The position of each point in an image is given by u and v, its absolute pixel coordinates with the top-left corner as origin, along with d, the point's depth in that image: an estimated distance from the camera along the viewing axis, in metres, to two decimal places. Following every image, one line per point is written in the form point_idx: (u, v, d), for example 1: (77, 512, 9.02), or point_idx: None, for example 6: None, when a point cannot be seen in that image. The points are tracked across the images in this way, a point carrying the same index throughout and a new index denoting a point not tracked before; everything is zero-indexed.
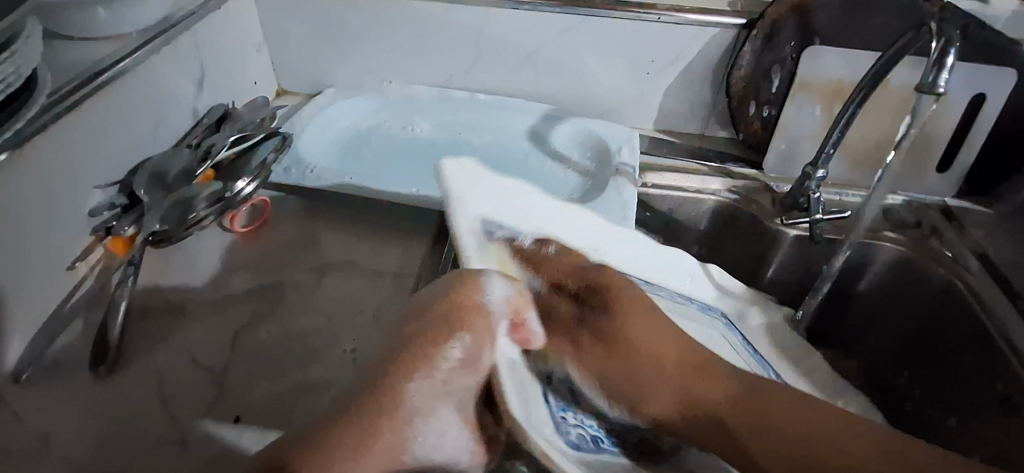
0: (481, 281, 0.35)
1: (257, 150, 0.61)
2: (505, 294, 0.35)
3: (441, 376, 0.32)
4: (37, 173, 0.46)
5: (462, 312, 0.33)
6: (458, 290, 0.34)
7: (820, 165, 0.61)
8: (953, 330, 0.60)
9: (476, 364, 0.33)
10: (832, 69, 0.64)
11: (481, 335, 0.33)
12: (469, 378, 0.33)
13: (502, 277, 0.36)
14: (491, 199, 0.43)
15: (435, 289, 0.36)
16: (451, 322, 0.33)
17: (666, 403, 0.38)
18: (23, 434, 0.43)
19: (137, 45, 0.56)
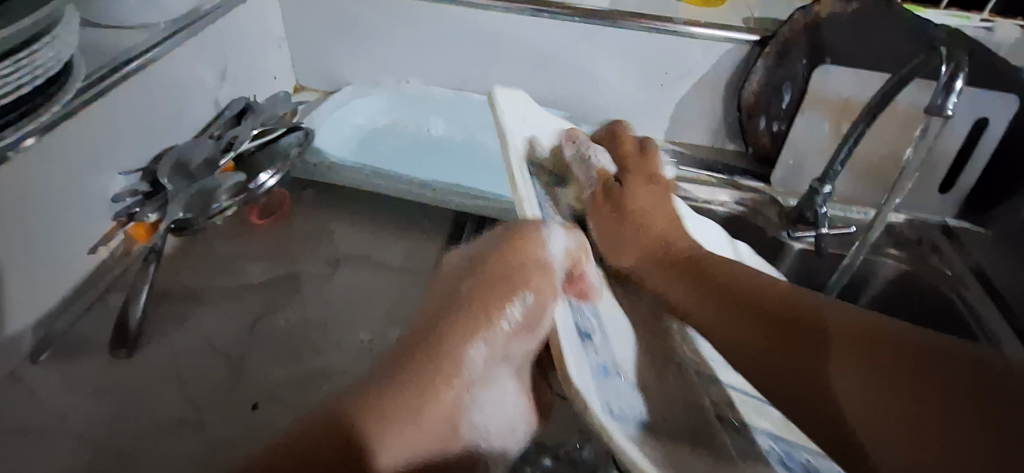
0: (544, 239, 0.41)
1: (281, 143, 0.62)
2: (565, 249, 0.41)
3: (501, 337, 0.38)
4: (66, 156, 0.47)
5: (521, 271, 0.39)
6: (518, 249, 0.40)
7: (828, 181, 0.63)
8: (952, 329, 0.63)
9: (536, 328, 0.38)
10: (844, 87, 0.65)
11: (544, 294, 0.38)
12: (527, 341, 0.39)
13: (564, 231, 0.42)
14: (533, 126, 0.50)
15: (495, 247, 0.41)
16: (515, 282, 0.39)
17: (746, 345, 0.38)
18: (41, 412, 0.44)
19: (164, 36, 0.57)
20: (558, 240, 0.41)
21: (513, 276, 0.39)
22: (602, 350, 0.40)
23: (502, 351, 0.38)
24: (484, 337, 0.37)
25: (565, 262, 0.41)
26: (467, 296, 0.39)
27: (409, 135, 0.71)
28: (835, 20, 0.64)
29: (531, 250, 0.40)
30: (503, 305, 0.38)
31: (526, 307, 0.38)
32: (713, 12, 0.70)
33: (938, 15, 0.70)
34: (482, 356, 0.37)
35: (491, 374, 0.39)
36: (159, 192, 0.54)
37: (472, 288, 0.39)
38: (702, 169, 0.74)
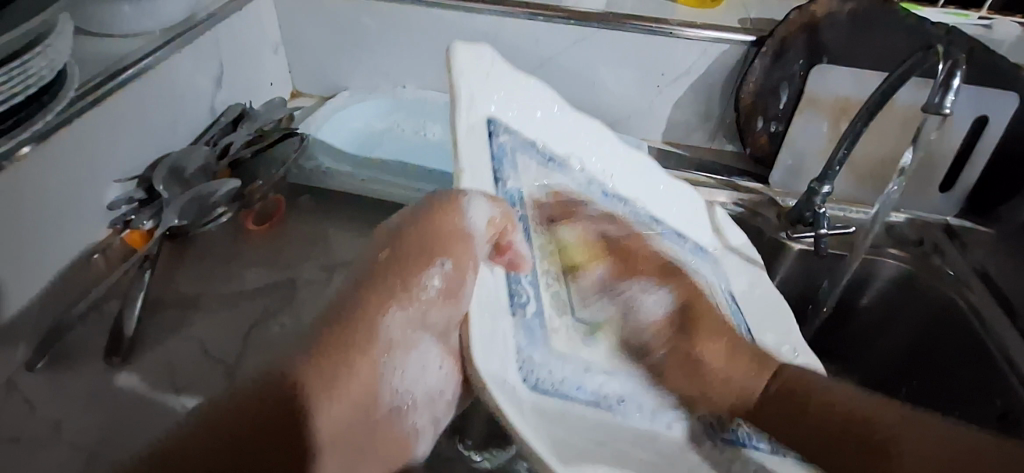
0: (461, 207, 0.39)
1: (278, 148, 0.62)
2: (484, 219, 0.39)
3: (420, 302, 0.36)
4: (57, 163, 0.47)
5: (440, 239, 0.37)
6: (440, 217, 0.38)
7: (827, 181, 0.62)
8: (960, 345, 0.61)
9: (457, 297, 0.36)
10: (840, 87, 0.65)
11: (461, 262, 0.37)
12: (448, 310, 0.36)
13: (485, 200, 0.39)
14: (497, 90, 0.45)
15: (417, 215, 0.39)
16: (433, 251, 0.37)
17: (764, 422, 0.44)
18: (35, 421, 0.44)
19: (160, 43, 0.57)
20: (478, 210, 0.39)
21: (431, 245, 0.37)
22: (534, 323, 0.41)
23: (416, 319, 0.36)
24: (399, 306, 0.36)
25: (486, 233, 0.39)
26: (394, 268, 0.37)
27: (406, 140, 0.71)
28: (834, 21, 0.65)
29: (449, 218, 0.38)
30: (420, 271, 0.37)
31: (444, 272, 0.36)
32: (709, 13, 0.70)
33: (937, 13, 0.70)
34: (400, 322, 0.36)
35: (413, 340, 0.36)
36: (155, 199, 0.54)
37: (392, 256, 0.38)
38: (699, 170, 0.73)
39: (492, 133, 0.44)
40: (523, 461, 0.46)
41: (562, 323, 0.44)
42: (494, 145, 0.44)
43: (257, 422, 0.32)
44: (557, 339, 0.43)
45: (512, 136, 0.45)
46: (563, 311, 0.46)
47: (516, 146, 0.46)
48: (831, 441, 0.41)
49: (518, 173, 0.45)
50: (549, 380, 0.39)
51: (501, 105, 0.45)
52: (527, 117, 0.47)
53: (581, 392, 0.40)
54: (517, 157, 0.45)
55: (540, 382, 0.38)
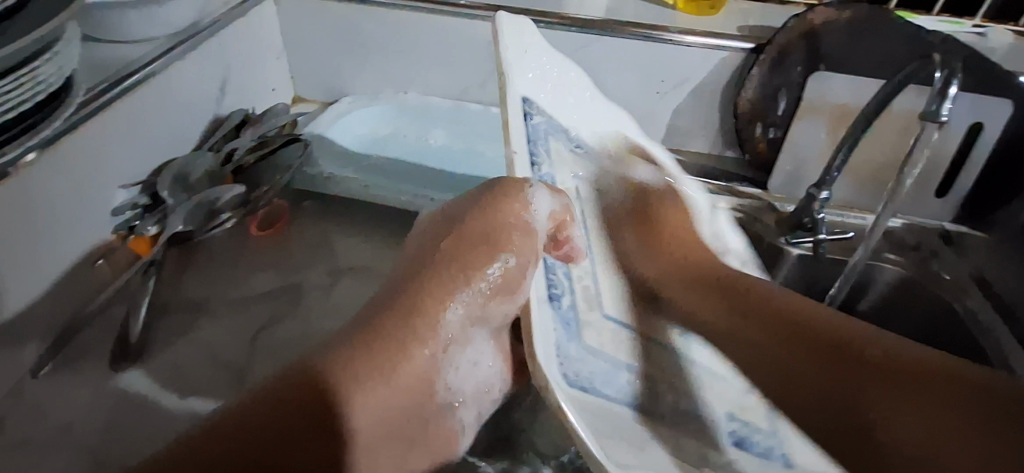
0: (527, 195, 0.40)
1: (280, 155, 0.62)
2: (547, 210, 0.40)
3: (477, 298, 0.37)
4: (64, 169, 0.47)
5: (505, 230, 0.38)
6: (504, 205, 0.39)
7: (825, 187, 0.63)
8: (956, 342, 0.63)
9: (515, 292, 0.37)
10: (838, 94, 0.66)
11: (525, 255, 0.38)
12: (507, 306, 0.38)
13: (547, 192, 0.40)
14: (532, 74, 0.47)
15: (481, 204, 0.40)
16: (499, 241, 0.38)
17: (691, 298, 0.50)
18: (42, 427, 0.44)
19: (165, 49, 0.57)
20: (541, 200, 0.40)
21: (495, 236, 0.38)
22: (568, 315, 0.42)
23: (477, 314, 0.38)
24: (461, 301, 0.37)
25: (547, 225, 0.40)
26: (448, 256, 0.38)
27: (409, 146, 0.72)
28: (831, 27, 0.65)
29: (514, 209, 0.39)
30: (482, 264, 0.37)
31: (508, 267, 0.37)
32: (709, 20, 0.71)
33: (931, 21, 0.71)
34: (459, 318, 0.37)
35: (468, 337, 0.39)
36: (159, 205, 0.55)
37: (451, 245, 0.39)
38: (699, 176, 0.74)
39: (528, 112, 0.44)
40: (528, 465, 0.46)
41: (593, 318, 0.45)
42: (530, 123, 0.44)
43: (295, 426, 0.34)
44: (589, 332, 0.43)
45: (546, 119, 0.46)
46: (592, 306, 0.45)
47: (549, 128, 0.46)
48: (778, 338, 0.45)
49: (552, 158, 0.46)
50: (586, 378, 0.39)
51: (534, 84, 0.46)
52: (558, 101, 0.49)
53: (611, 387, 0.41)
54: (551, 142, 0.46)
55: (585, 381, 0.39)
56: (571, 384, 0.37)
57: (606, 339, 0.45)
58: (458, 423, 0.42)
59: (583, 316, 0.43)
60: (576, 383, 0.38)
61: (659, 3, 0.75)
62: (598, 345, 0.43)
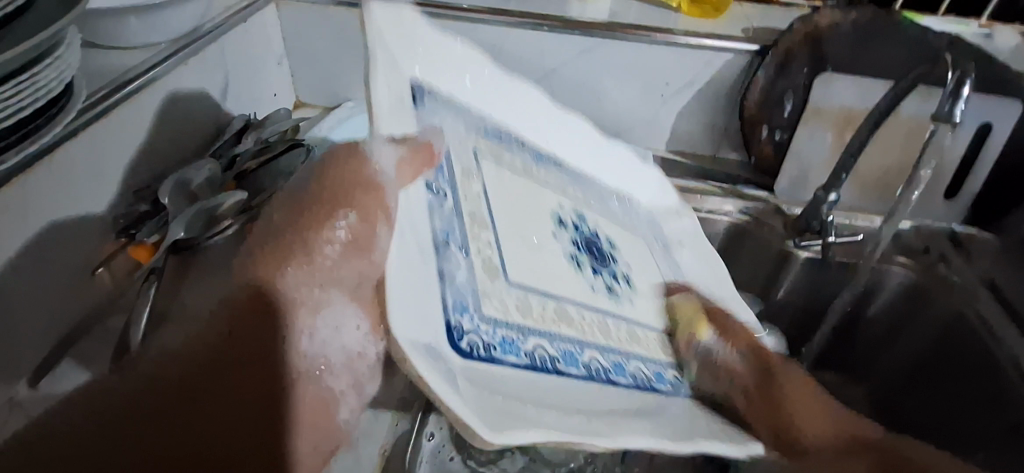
0: (365, 152, 0.36)
1: (279, 162, 0.60)
2: (392, 159, 0.36)
3: (327, 260, 0.32)
4: (61, 178, 0.46)
5: (343, 187, 0.34)
6: (342, 165, 0.35)
7: (832, 189, 0.63)
8: (971, 357, 0.60)
9: (368, 245, 0.33)
10: (843, 98, 0.67)
11: (367, 211, 0.33)
12: (360, 261, 0.33)
13: (390, 142, 0.37)
14: (419, 57, 0.44)
15: (304, 178, 0.35)
16: (338, 201, 0.33)
17: (825, 436, 0.43)
18: None
19: (165, 55, 0.56)
20: (383, 155, 0.36)
21: (336, 195, 0.33)
22: (462, 285, 0.37)
23: (328, 278, 0.32)
24: (297, 261, 0.32)
25: (394, 173, 0.36)
26: (279, 233, 0.33)
27: None
28: (837, 30, 0.65)
29: (356, 169, 0.35)
30: (321, 225, 0.33)
31: (352, 224, 0.33)
32: (713, 23, 0.71)
33: (937, 23, 0.71)
34: (309, 287, 0.32)
35: (320, 299, 0.32)
36: (160, 212, 0.54)
37: (286, 214, 0.33)
38: (704, 180, 0.73)
39: (418, 98, 0.43)
40: None
41: (496, 288, 0.40)
42: (422, 107, 0.43)
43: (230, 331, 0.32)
44: (488, 302, 0.38)
45: (435, 96, 0.45)
46: (495, 275, 0.40)
47: (443, 106, 0.46)
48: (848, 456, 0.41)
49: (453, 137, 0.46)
50: (479, 342, 0.35)
51: (427, 65, 0.45)
52: (455, 86, 0.48)
53: (513, 355, 0.36)
54: (443, 122, 0.45)
55: (483, 351, 0.35)
56: (451, 349, 0.33)
57: (512, 306, 0.39)
58: (327, 391, 0.32)
59: (482, 288, 0.38)
60: (468, 352, 0.34)
61: (662, 6, 0.74)
62: (502, 316, 0.38)
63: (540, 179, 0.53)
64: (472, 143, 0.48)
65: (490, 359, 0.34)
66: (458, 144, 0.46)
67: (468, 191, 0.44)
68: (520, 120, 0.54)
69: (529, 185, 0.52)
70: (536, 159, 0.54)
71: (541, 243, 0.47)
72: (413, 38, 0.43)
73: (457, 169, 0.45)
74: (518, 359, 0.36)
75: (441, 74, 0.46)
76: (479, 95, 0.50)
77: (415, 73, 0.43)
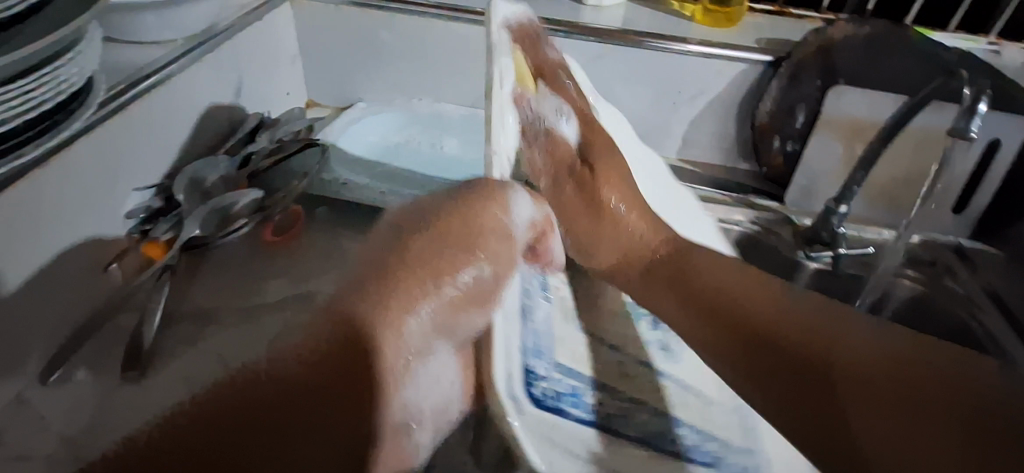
0: (508, 201, 0.36)
1: (296, 161, 0.61)
2: (528, 219, 0.37)
3: (447, 305, 0.32)
4: (77, 174, 0.46)
5: (476, 233, 0.34)
6: (481, 208, 0.35)
7: (844, 201, 0.64)
8: None
9: (487, 300, 0.34)
10: (854, 108, 0.66)
11: (500, 264, 0.34)
12: (480, 317, 0.33)
13: (529, 199, 0.38)
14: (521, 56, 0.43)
15: (441, 202, 0.35)
16: (473, 246, 0.33)
17: (695, 329, 0.40)
18: (47, 436, 0.43)
19: (180, 53, 0.56)
20: (522, 206, 0.37)
21: (472, 239, 0.33)
22: (540, 330, 0.42)
23: (446, 323, 0.32)
24: (431, 300, 0.32)
25: (527, 232, 0.37)
26: (413, 260, 0.32)
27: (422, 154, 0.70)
28: (848, 42, 0.66)
29: (493, 209, 0.35)
30: (456, 268, 0.33)
31: (481, 275, 0.33)
32: (726, 33, 0.71)
33: (949, 38, 0.71)
34: (423, 328, 0.32)
35: (429, 346, 0.32)
36: (173, 208, 0.53)
37: (425, 244, 0.33)
38: (715, 188, 0.74)
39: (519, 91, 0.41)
40: None
41: (568, 333, 0.46)
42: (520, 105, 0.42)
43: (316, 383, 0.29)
44: (561, 348, 0.44)
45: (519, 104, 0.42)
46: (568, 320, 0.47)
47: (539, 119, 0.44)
48: (737, 329, 0.38)
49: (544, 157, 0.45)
50: (547, 391, 0.38)
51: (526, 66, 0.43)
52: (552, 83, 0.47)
53: (577, 408, 0.40)
54: (537, 135, 0.44)
55: (553, 400, 0.38)
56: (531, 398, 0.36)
57: (579, 354, 0.45)
58: (412, 440, 0.33)
59: (558, 332, 0.45)
60: (541, 400, 0.37)
61: (675, 15, 0.74)
62: (570, 363, 0.44)
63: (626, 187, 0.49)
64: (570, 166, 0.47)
65: (560, 407, 0.38)
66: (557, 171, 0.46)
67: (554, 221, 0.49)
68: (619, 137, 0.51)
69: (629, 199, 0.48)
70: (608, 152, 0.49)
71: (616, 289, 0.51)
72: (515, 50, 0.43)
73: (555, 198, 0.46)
74: (581, 411, 0.40)
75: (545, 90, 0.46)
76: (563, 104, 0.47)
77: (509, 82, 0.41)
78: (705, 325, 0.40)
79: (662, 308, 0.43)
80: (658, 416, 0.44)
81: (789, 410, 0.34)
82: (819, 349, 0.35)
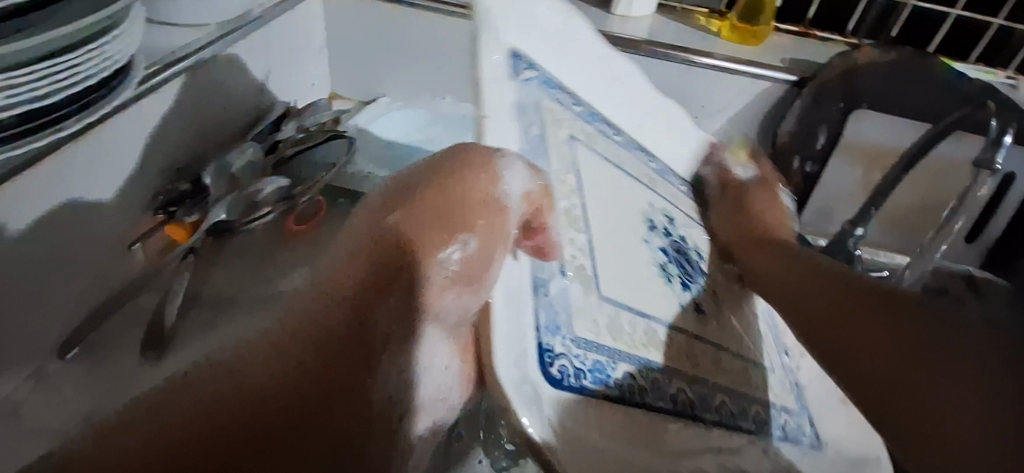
0: (497, 167, 0.31)
1: (324, 151, 0.61)
2: (523, 187, 0.31)
3: (430, 289, 0.27)
4: (103, 151, 0.46)
5: (459, 204, 0.29)
6: (463, 178, 0.30)
7: (860, 224, 0.66)
8: None
9: (477, 281, 0.28)
10: (872, 133, 0.69)
11: (489, 235, 0.28)
12: (468, 300, 0.28)
13: (523, 167, 0.32)
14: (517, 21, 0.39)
15: (421, 173, 0.31)
16: (456, 220, 0.28)
17: (777, 271, 0.46)
18: (67, 412, 0.44)
19: (213, 37, 0.57)
20: (516, 176, 0.31)
21: (453, 215, 0.28)
22: (554, 299, 0.34)
23: (429, 314, 0.27)
24: (409, 285, 0.27)
25: (522, 206, 0.31)
26: (391, 233, 0.28)
27: (443, 149, 0.71)
28: (872, 68, 0.66)
29: (481, 183, 0.30)
30: (439, 247, 0.27)
31: (470, 253, 0.28)
32: (751, 51, 0.71)
33: (972, 70, 0.71)
34: (401, 311, 0.27)
35: (415, 333, 0.27)
36: (199, 193, 0.53)
37: (401, 222, 0.28)
38: None
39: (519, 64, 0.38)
40: None
41: (592, 300, 0.37)
42: (522, 79, 0.38)
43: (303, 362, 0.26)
44: (580, 320, 0.35)
45: (539, 74, 0.40)
46: (589, 288, 0.37)
47: (544, 83, 0.41)
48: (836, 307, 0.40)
49: (548, 119, 0.40)
50: (568, 368, 0.33)
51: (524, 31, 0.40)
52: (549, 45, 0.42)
53: (603, 384, 0.35)
54: (544, 103, 0.40)
55: (573, 378, 0.33)
56: (543, 377, 0.31)
57: (602, 324, 0.37)
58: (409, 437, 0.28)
59: (576, 303, 0.35)
60: (559, 381, 0.32)
61: (702, 29, 0.75)
62: (595, 337, 0.36)
63: (603, 153, 0.45)
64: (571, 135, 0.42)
65: (579, 387, 0.33)
66: (558, 132, 0.40)
67: (562, 184, 0.39)
68: (610, 106, 0.48)
69: (606, 167, 0.44)
70: (588, 119, 0.45)
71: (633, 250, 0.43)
72: (532, 17, 0.41)
73: (554, 160, 0.40)
74: (607, 388, 0.35)
75: (556, 60, 0.43)
76: (581, 76, 0.45)
77: (516, 45, 0.38)
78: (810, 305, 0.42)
79: (779, 283, 0.46)
80: (699, 388, 0.41)
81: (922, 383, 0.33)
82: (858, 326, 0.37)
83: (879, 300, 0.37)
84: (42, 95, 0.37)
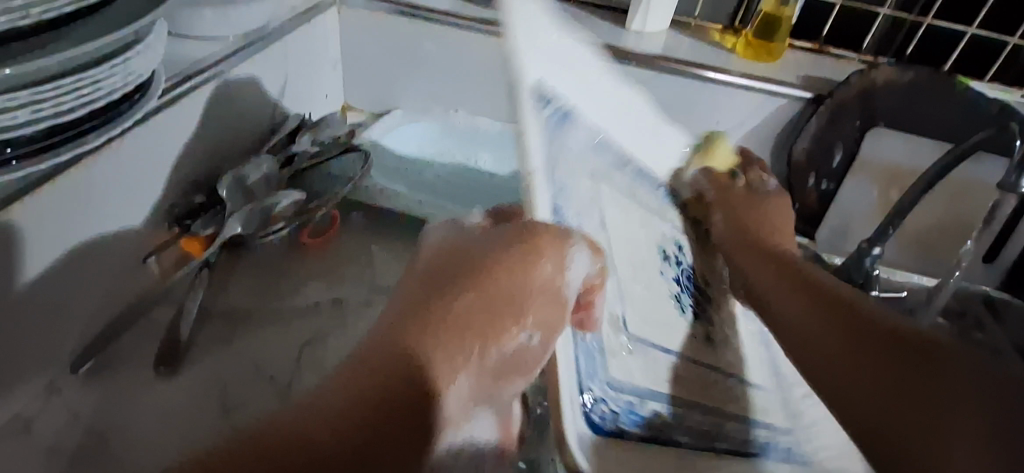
0: (567, 254, 0.35)
1: (337, 166, 0.61)
2: (585, 272, 0.36)
3: (487, 372, 0.32)
4: (123, 165, 0.46)
5: (525, 297, 0.33)
6: (530, 261, 0.34)
7: (877, 244, 0.65)
8: None
9: (529, 363, 0.33)
10: (890, 153, 0.68)
11: (547, 326, 0.33)
12: (519, 379, 0.34)
13: (588, 252, 0.36)
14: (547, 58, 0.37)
15: (490, 244, 0.36)
16: (516, 306, 0.33)
17: (770, 274, 0.48)
18: (79, 428, 0.43)
19: (231, 50, 0.57)
20: (579, 262, 0.36)
21: (517, 301, 0.33)
22: (590, 347, 0.38)
23: (487, 392, 0.32)
24: (471, 371, 0.31)
25: (578, 291, 0.36)
26: (456, 315, 0.32)
27: (454, 165, 0.71)
28: (890, 87, 0.66)
29: (545, 270, 0.34)
30: (501, 335, 0.32)
31: (529, 344, 0.33)
32: (766, 68, 0.71)
33: (987, 89, 0.70)
34: (465, 386, 0.31)
35: (468, 414, 0.32)
36: (214, 206, 0.53)
37: (470, 303, 0.33)
38: None
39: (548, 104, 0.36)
40: None
41: (618, 345, 0.41)
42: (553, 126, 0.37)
43: (363, 418, 0.28)
44: (613, 366, 0.40)
45: (563, 109, 0.38)
46: (618, 331, 0.42)
47: (566, 119, 0.38)
48: (839, 358, 0.40)
49: (571, 162, 0.40)
50: (609, 409, 0.37)
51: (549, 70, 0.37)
52: (569, 77, 0.39)
53: (638, 424, 0.38)
54: (570, 142, 0.39)
55: (611, 420, 0.37)
56: (586, 424, 0.36)
57: (634, 369, 0.41)
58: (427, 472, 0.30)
59: (608, 346, 0.40)
60: (598, 423, 0.36)
61: (717, 46, 0.75)
62: (626, 378, 0.40)
63: (619, 187, 0.46)
64: (593, 172, 0.43)
65: (616, 427, 0.37)
66: (581, 175, 0.41)
67: (589, 223, 0.41)
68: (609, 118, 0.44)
69: (621, 199, 0.46)
70: (610, 160, 0.45)
71: (649, 289, 0.46)
72: (560, 50, 0.38)
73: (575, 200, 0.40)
74: (640, 427, 0.38)
75: (578, 94, 0.40)
76: (600, 108, 0.43)
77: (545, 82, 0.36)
78: (816, 332, 0.42)
79: (775, 300, 0.47)
80: (710, 418, 0.43)
81: (883, 403, 0.37)
82: (807, 327, 0.43)
83: (817, 312, 0.44)
84: (64, 110, 0.38)
